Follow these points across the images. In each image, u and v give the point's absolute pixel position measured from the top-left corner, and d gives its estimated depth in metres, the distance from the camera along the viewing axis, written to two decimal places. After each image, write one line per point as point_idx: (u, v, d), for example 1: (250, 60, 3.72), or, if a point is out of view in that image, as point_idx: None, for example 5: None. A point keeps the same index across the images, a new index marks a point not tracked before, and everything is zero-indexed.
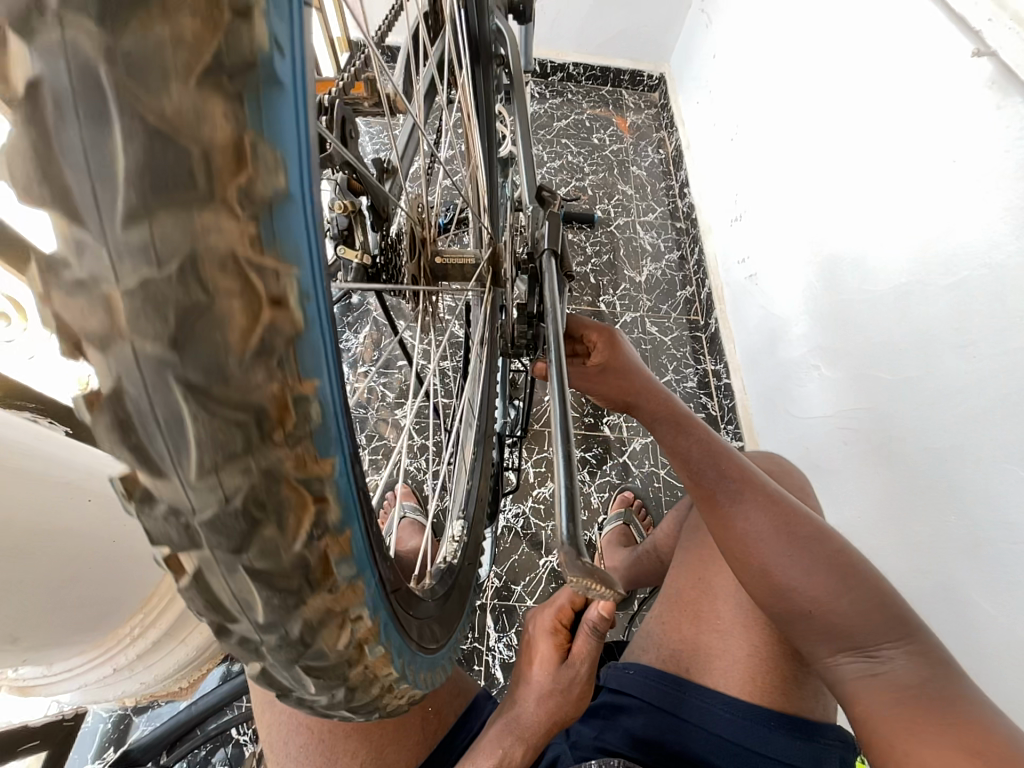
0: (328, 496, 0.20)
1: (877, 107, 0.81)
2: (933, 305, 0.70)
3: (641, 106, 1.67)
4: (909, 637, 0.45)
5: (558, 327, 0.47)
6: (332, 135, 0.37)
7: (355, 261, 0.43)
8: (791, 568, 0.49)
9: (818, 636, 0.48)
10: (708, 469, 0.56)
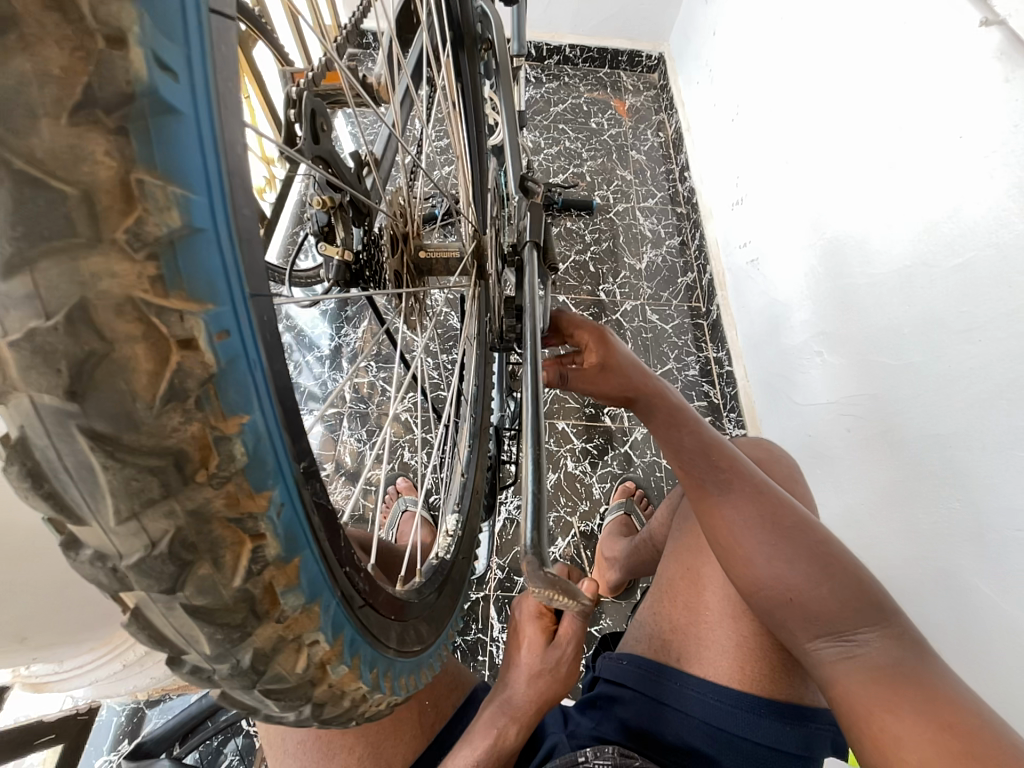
0: (264, 532, 0.22)
1: (881, 83, 0.78)
2: (938, 289, 0.68)
3: (640, 88, 1.63)
4: (886, 621, 0.45)
5: (534, 322, 0.46)
6: (303, 129, 0.35)
7: (335, 258, 0.41)
8: (771, 554, 0.49)
9: (796, 621, 0.48)
10: (699, 460, 0.57)
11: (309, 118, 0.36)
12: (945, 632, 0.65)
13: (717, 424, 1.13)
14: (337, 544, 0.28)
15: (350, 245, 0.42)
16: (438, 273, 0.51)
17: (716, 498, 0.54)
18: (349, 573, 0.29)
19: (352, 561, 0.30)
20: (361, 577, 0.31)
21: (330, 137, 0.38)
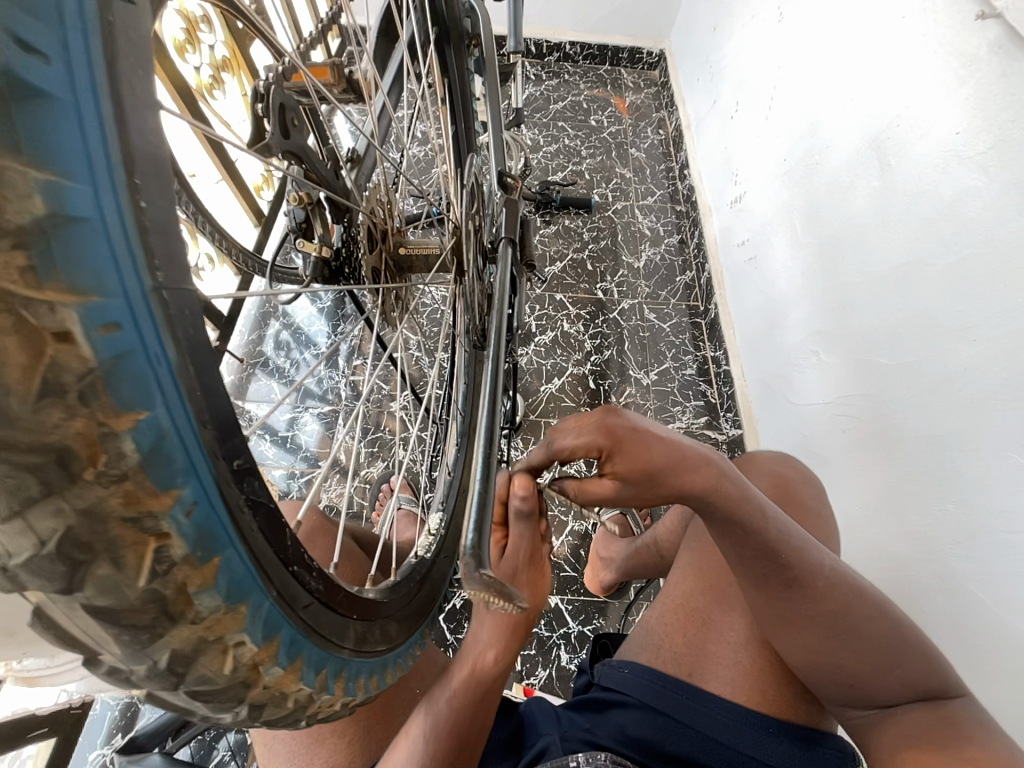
0: (169, 531, 0.22)
1: (880, 79, 0.77)
2: (933, 287, 0.67)
3: (641, 85, 1.62)
4: (929, 694, 0.49)
5: (500, 319, 0.49)
6: (271, 124, 0.36)
7: (314, 254, 0.42)
8: (829, 652, 0.50)
9: (842, 693, 0.52)
10: (765, 562, 0.50)
11: (276, 110, 0.36)
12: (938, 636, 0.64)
13: (714, 424, 1.12)
14: (280, 540, 0.28)
15: (329, 242, 0.44)
16: (418, 269, 0.50)
17: (781, 601, 0.51)
18: (298, 570, 0.29)
19: (301, 557, 0.29)
20: (314, 576, 0.30)
21: (299, 130, 0.37)
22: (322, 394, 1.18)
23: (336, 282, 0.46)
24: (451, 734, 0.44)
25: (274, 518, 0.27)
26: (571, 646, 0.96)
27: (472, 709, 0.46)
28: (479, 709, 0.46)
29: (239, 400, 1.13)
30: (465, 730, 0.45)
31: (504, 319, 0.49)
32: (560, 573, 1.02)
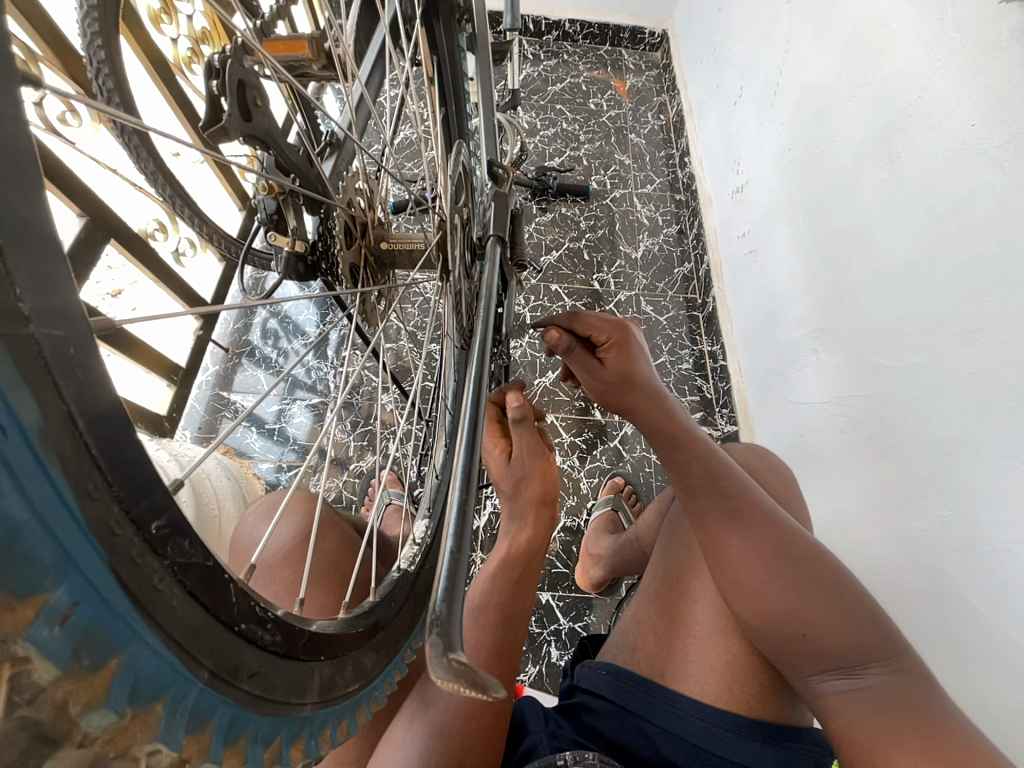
0: (29, 654, 0.17)
1: (892, 66, 0.74)
2: (941, 286, 0.65)
3: (642, 67, 1.56)
4: (895, 659, 0.45)
5: (487, 327, 0.45)
6: (229, 104, 0.32)
7: (287, 248, 0.40)
8: (779, 594, 0.48)
9: (803, 657, 0.47)
10: (709, 491, 0.54)
11: (235, 87, 0.32)
12: (930, 638, 0.64)
13: (709, 420, 1.11)
14: (224, 599, 0.25)
15: (305, 236, 0.41)
16: (402, 263, 0.48)
17: (725, 536, 0.51)
18: (247, 627, 0.26)
19: (252, 613, 0.26)
20: (267, 629, 0.27)
21: (265, 112, 0.34)
22: (311, 385, 1.15)
23: (314, 278, 0.43)
24: (479, 680, 0.46)
25: (207, 581, 0.24)
26: (561, 643, 0.96)
27: (489, 658, 0.47)
28: (499, 652, 0.48)
29: (226, 391, 1.10)
30: (490, 674, 0.47)
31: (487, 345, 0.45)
32: (551, 570, 1.01)
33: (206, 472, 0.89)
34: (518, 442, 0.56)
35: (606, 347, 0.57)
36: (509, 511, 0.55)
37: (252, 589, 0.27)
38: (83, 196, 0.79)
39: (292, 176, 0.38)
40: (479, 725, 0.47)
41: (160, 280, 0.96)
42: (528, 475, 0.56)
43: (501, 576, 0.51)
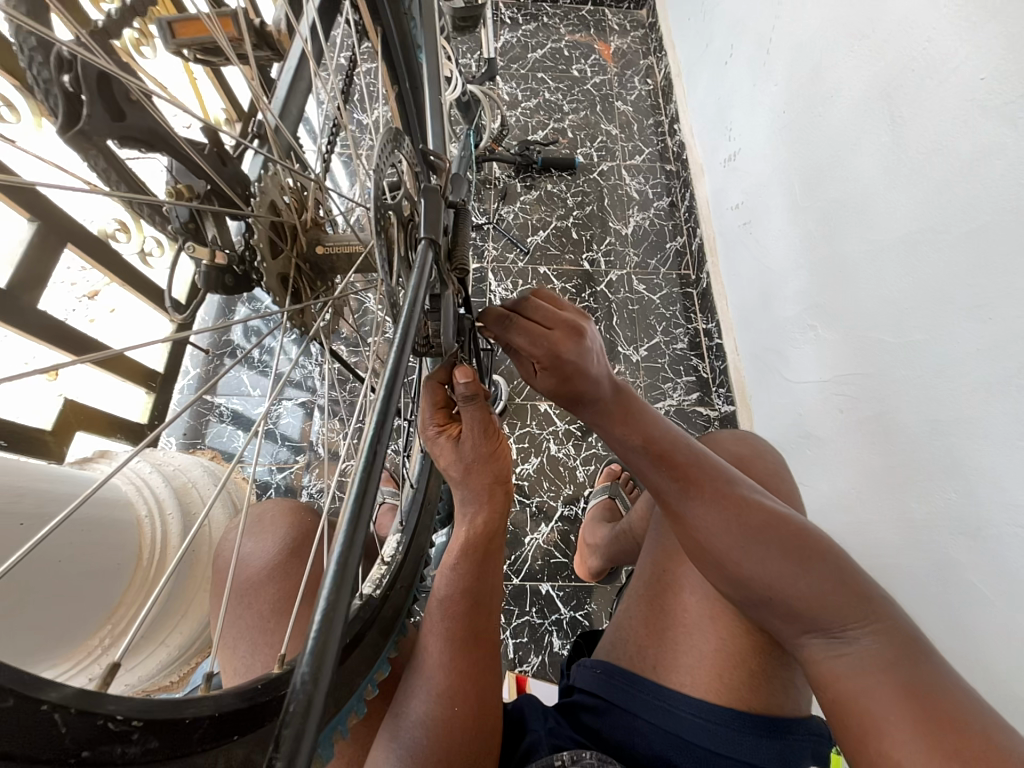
0: None
1: (896, 14, 0.67)
2: (946, 257, 0.60)
3: (626, 27, 1.47)
4: (876, 615, 0.42)
5: (422, 281, 0.35)
6: (93, 102, 0.31)
7: (206, 259, 0.38)
8: (748, 563, 0.45)
9: (781, 622, 0.45)
10: (662, 465, 0.50)
11: (94, 81, 0.31)
12: (935, 620, 0.62)
13: (706, 401, 1.08)
14: (48, 734, 0.24)
15: (227, 245, 0.39)
16: (341, 267, 0.44)
17: (683, 510, 0.49)
18: (98, 750, 0.25)
19: (101, 734, 0.25)
20: (132, 740, 0.26)
21: (139, 110, 0.33)
22: (298, 383, 1.11)
23: (237, 290, 0.41)
24: (455, 671, 0.44)
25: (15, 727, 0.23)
26: (563, 632, 0.95)
27: (461, 640, 0.45)
28: (472, 634, 0.45)
29: (211, 395, 1.07)
30: (467, 660, 0.44)
31: (423, 299, 0.34)
32: (550, 560, 1.00)
33: (191, 479, 0.87)
34: (467, 420, 0.47)
35: (541, 367, 0.51)
36: (460, 495, 0.47)
37: (104, 699, 0.26)
38: (33, 201, 0.75)
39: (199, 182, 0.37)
40: (461, 720, 0.43)
41: (130, 286, 0.92)
42: (478, 457, 0.46)
43: (463, 562, 0.45)
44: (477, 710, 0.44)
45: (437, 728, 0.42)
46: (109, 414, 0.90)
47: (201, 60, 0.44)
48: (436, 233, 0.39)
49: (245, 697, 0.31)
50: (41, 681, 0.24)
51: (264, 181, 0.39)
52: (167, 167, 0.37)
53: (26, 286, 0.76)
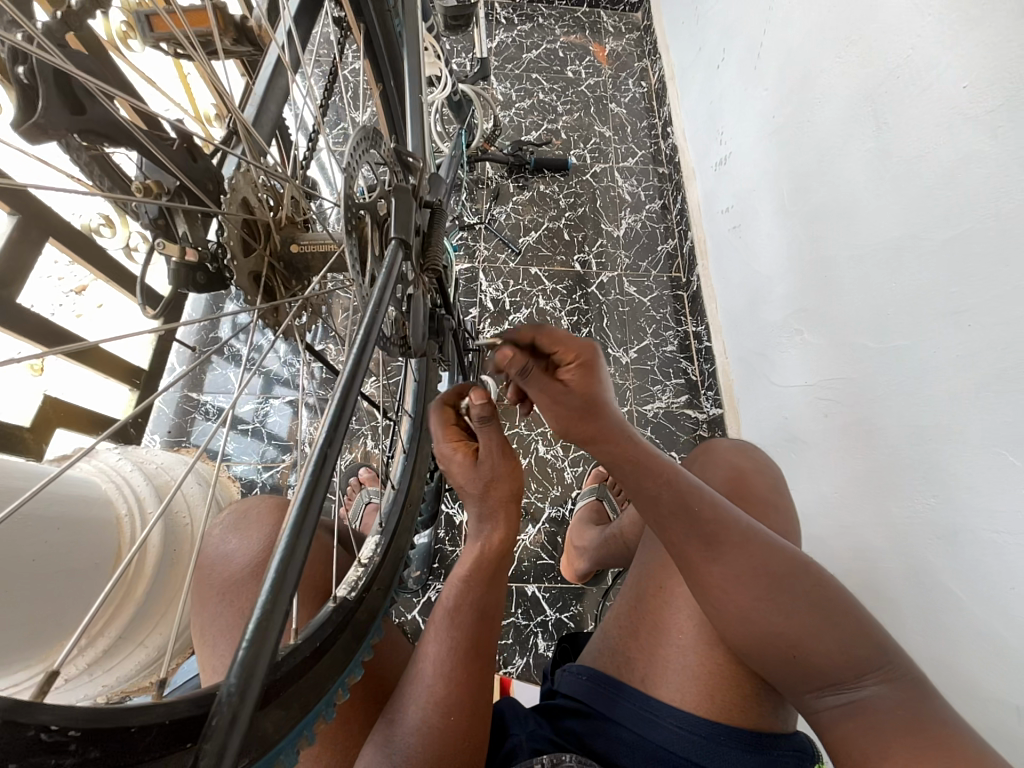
0: None
1: (881, 24, 0.68)
2: (928, 265, 0.61)
3: (621, 30, 1.47)
4: (888, 666, 0.43)
5: (386, 286, 0.34)
6: (48, 99, 0.30)
7: (176, 256, 0.37)
8: (767, 615, 0.45)
9: (794, 674, 0.45)
10: (682, 516, 0.48)
11: (50, 77, 0.30)
12: (913, 624, 0.63)
13: (694, 404, 1.08)
14: None
15: (199, 242, 0.38)
16: (315, 266, 0.44)
17: (699, 559, 0.47)
18: (30, 763, 0.24)
19: (32, 745, 0.24)
20: (68, 752, 0.25)
21: (99, 103, 0.32)
22: (287, 382, 1.10)
23: (211, 288, 0.41)
24: (453, 680, 0.44)
25: None
26: (548, 634, 0.95)
27: (468, 653, 0.45)
28: (474, 643, 0.45)
29: (196, 392, 1.06)
30: (461, 674, 0.44)
31: (391, 300, 0.34)
32: (537, 562, 1.00)
33: (173, 478, 0.85)
34: (485, 441, 0.47)
35: (568, 369, 0.48)
36: (476, 512, 0.49)
37: (34, 711, 0.25)
38: (11, 194, 0.74)
39: (170, 179, 0.37)
40: (452, 733, 0.42)
41: (112, 281, 0.90)
42: (495, 473, 0.48)
43: (474, 578, 0.46)
44: (469, 720, 0.43)
45: (429, 736, 0.42)
46: (88, 411, 0.89)
47: (181, 56, 0.43)
48: (406, 233, 0.39)
49: (198, 704, 0.31)
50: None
51: (237, 177, 0.39)
52: (136, 161, 0.36)
53: (6, 281, 0.74)
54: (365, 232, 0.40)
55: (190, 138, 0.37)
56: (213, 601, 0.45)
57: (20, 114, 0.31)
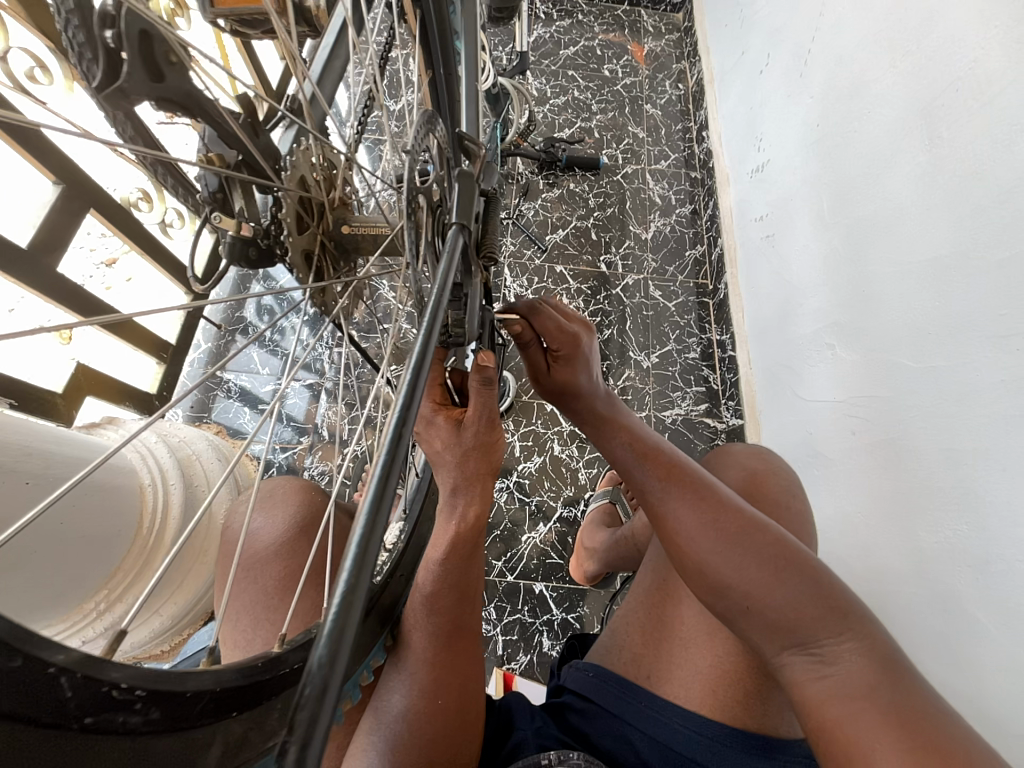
0: None
1: (941, 35, 0.66)
2: (977, 285, 0.59)
3: (661, 30, 1.45)
4: (855, 633, 0.41)
5: (447, 276, 0.33)
6: (133, 63, 0.30)
7: (231, 231, 0.37)
8: (727, 567, 0.44)
9: (761, 634, 0.43)
10: (641, 466, 0.51)
11: (136, 41, 0.29)
12: (933, 648, 0.61)
13: (714, 413, 1.07)
14: (51, 698, 0.23)
15: (253, 218, 0.38)
16: (365, 248, 0.44)
17: (659, 508, 0.48)
18: (99, 719, 0.24)
19: (104, 701, 0.24)
20: (134, 710, 0.25)
21: (179, 73, 0.32)
22: (307, 365, 1.10)
23: (261, 264, 0.41)
24: (437, 666, 0.43)
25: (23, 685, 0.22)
26: (553, 633, 0.95)
27: (452, 631, 0.44)
28: (457, 629, 0.44)
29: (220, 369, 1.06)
30: (451, 651, 0.44)
31: (451, 289, 0.33)
32: (545, 560, 1.00)
33: (194, 452, 0.86)
34: (475, 405, 0.44)
35: (556, 355, 0.55)
36: (451, 483, 0.45)
37: (107, 666, 0.25)
38: (59, 163, 0.75)
39: (232, 151, 0.36)
40: (447, 705, 0.43)
41: (147, 255, 0.92)
42: (476, 444, 0.44)
43: (448, 561, 0.43)
44: (458, 702, 0.43)
45: (419, 720, 0.42)
46: (118, 381, 0.90)
47: (238, 32, 0.43)
48: (466, 220, 0.39)
49: (245, 675, 0.31)
50: (47, 643, 0.23)
51: (296, 156, 0.40)
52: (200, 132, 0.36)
53: (47, 248, 0.75)
54: (419, 217, 0.41)
55: (255, 116, 0.37)
56: (241, 575, 0.46)
57: (102, 81, 0.30)
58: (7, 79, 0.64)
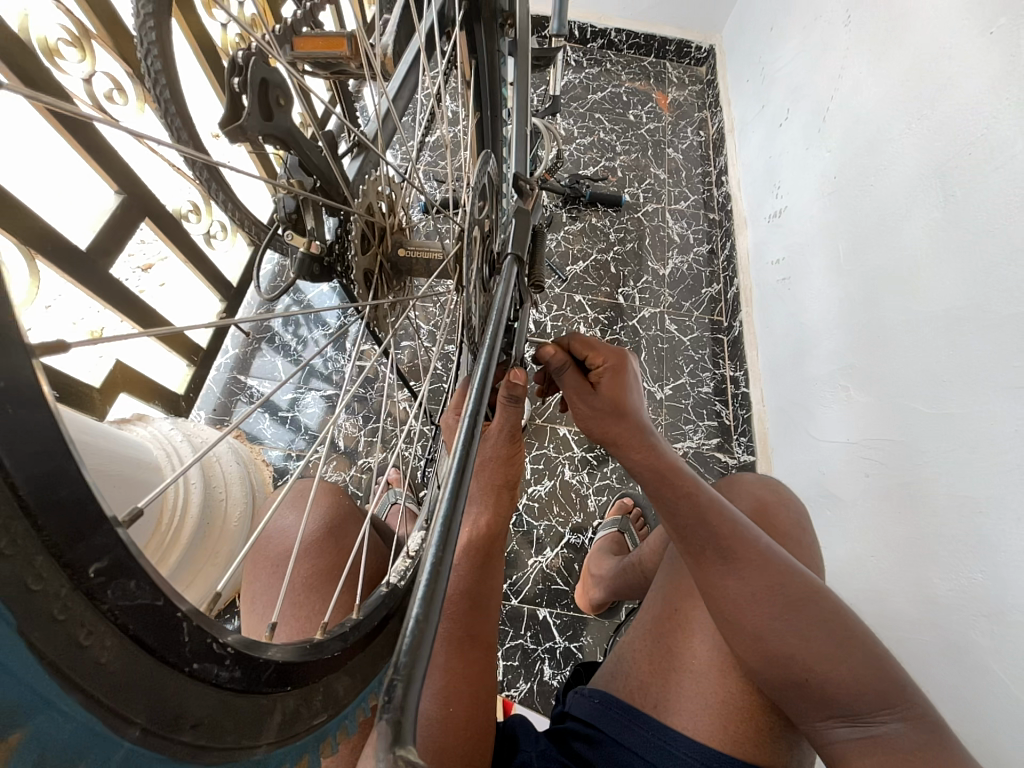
0: None
1: (955, 102, 0.70)
2: (991, 337, 0.61)
3: (685, 81, 1.53)
4: (903, 703, 0.43)
5: (497, 324, 0.42)
6: (252, 102, 0.33)
7: (302, 248, 0.40)
8: (783, 635, 0.45)
9: (808, 703, 0.45)
10: (694, 523, 0.50)
11: (258, 86, 0.33)
12: (942, 702, 0.60)
13: (725, 448, 1.07)
14: (174, 639, 0.24)
15: (322, 237, 0.41)
16: (419, 272, 0.49)
17: (715, 569, 0.49)
18: (201, 667, 0.25)
19: (207, 651, 0.26)
20: (225, 665, 0.26)
21: (286, 112, 0.35)
22: (326, 376, 1.13)
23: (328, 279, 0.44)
24: (450, 672, 0.44)
25: (154, 620, 0.24)
26: (555, 662, 0.93)
27: (463, 637, 0.45)
28: (470, 636, 0.45)
29: (243, 375, 1.09)
30: (462, 658, 0.45)
31: (497, 353, 0.40)
32: (550, 586, 0.99)
33: (215, 453, 0.88)
34: (501, 420, 0.51)
35: (601, 376, 0.57)
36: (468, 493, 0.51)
37: (211, 623, 0.27)
38: (122, 173, 0.81)
39: (313, 177, 0.39)
40: (456, 715, 0.43)
41: (189, 264, 0.97)
42: (496, 456, 0.51)
43: (466, 559, 0.47)
44: (467, 712, 0.43)
45: (429, 728, 0.42)
46: (150, 380, 0.94)
47: (313, 74, 0.47)
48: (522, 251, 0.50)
49: (300, 652, 0.32)
50: (178, 589, 0.25)
51: (366, 186, 0.45)
52: (287, 160, 0.39)
53: (103, 251, 0.80)
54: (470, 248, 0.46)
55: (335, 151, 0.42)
56: (270, 570, 0.48)
57: (227, 118, 0.33)
58: (87, 101, 0.71)
